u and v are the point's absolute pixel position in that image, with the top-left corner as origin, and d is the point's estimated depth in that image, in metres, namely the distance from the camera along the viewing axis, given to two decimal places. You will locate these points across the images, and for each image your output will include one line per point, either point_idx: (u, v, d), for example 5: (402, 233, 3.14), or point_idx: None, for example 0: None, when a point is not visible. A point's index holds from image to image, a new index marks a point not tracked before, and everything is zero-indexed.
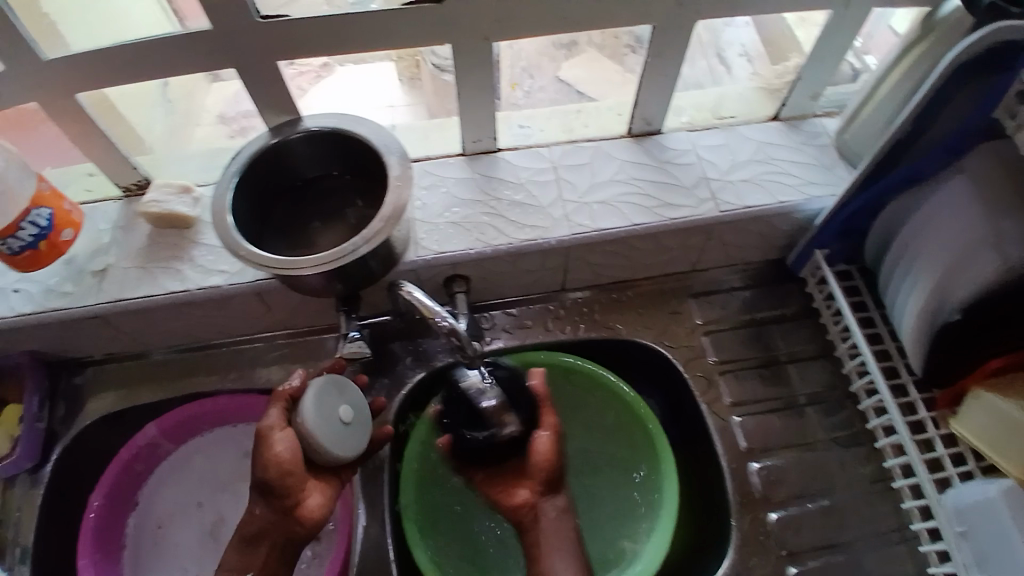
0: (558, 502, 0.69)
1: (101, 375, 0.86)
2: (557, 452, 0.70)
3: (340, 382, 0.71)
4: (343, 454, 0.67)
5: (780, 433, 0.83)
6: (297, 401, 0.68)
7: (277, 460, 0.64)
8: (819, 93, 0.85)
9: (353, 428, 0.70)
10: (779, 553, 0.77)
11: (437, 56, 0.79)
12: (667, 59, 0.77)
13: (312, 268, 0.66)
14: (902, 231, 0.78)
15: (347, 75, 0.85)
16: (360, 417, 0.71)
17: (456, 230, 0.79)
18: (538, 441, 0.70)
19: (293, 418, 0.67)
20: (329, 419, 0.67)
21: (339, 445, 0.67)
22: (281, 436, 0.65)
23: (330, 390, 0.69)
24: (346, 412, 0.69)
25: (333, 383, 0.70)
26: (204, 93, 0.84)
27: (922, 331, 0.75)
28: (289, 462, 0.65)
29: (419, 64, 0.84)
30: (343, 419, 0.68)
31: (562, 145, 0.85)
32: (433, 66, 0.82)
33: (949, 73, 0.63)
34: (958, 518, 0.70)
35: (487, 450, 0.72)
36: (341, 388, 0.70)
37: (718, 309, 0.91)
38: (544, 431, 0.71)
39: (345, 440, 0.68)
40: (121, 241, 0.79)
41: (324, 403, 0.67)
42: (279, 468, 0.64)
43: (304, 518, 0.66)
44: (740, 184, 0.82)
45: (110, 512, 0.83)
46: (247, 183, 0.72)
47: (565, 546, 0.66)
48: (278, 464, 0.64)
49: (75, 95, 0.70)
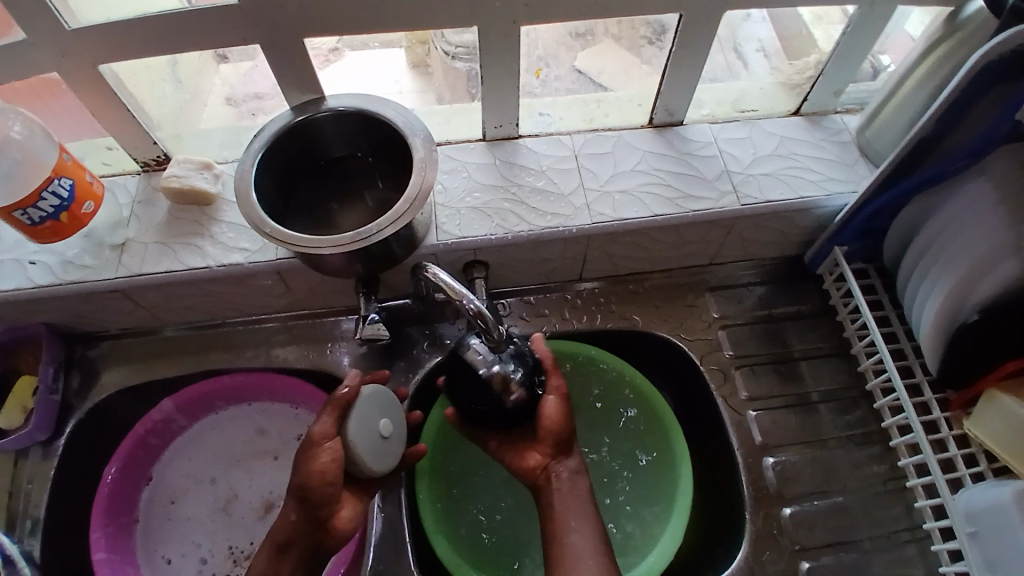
0: (572, 465, 0.72)
1: (115, 350, 0.86)
2: (564, 414, 0.73)
3: (385, 396, 0.71)
4: (378, 469, 0.68)
5: (794, 429, 0.84)
6: (349, 411, 0.68)
7: (322, 472, 0.64)
8: (842, 90, 0.85)
9: (390, 442, 0.70)
10: (792, 549, 0.78)
11: (446, 41, 0.79)
12: (693, 50, 0.77)
13: (330, 247, 0.65)
14: (924, 231, 0.78)
15: (356, 59, 0.82)
16: (397, 433, 0.71)
17: (477, 215, 0.79)
18: (547, 403, 0.73)
19: (342, 429, 0.67)
20: (370, 433, 0.68)
21: (376, 461, 0.68)
22: (328, 447, 0.65)
23: (374, 403, 0.70)
24: (386, 426, 0.69)
25: (379, 396, 0.70)
26: (211, 74, 0.83)
27: (938, 334, 0.75)
28: (333, 474, 0.65)
29: (429, 51, 0.84)
30: (383, 433, 0.69)
31: (584, 134, 0.85)
32: (443, 52, 0.81)
33: (978, 73, 0.62)
34: (969, 519, 0.71)
35: (496, 415, 0.72)
36: (383, 402, 0.71)
37: (734, 305, 0.91)
38: (550, 395, 0.73)
39: (381, 455, 0.69)
40: (140, 215, 0.79)
41: (367, 416, 0.68)
42: (322, 479, 0.65)
43: (336, 530, 0.67)
44: (762, 179, 0.82)
45: (124, 485, 0.83)
46: (271, 160, 0.72)
47: (581, 507, 0.69)
48: (322, 477, 0.64)
49: (98, 65, 0.70)
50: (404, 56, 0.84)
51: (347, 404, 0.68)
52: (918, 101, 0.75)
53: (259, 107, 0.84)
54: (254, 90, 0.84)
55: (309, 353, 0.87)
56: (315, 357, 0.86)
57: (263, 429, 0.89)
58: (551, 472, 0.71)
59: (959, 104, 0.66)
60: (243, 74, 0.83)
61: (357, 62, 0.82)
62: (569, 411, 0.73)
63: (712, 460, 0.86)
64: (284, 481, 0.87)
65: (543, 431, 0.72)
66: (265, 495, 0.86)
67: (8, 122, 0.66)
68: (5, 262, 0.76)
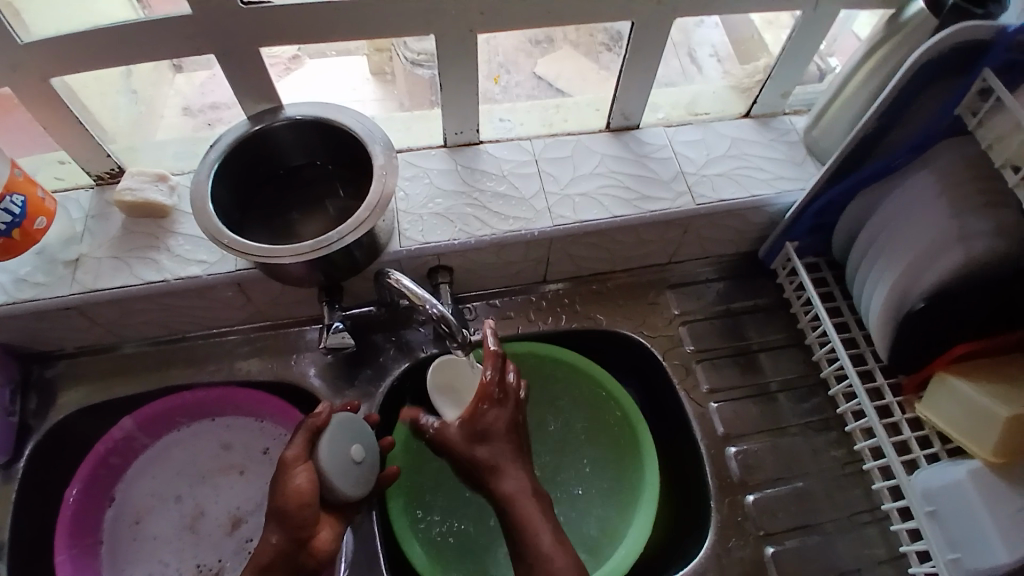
0: (526, 490, 0.65)
1: (73, 369, 0.84)
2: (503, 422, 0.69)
3: (357, 422, 0.72)
4: (355, 492, 0.68)
5: (755, 418, 0.86)
6: (319, 435, 0.69)
7: (296, 492, 0.64)
8: (789, 92, 0.88)
9: (365, 467, 0.70)
10: (757, 534, 0.80)
11: (409, 49, 0.79)
12: (648, 54, 0.78)
13: (292, 256, 0.65)
14: (870, 225, 0.81)
15: (316, 68, 0.82)
16: (371, 458, 0.71)
17: (440, 221, 0.80)
18: (488, 415, 0.68)
19: (313, 452, 0.68)
20: (343, 457, 0.68)
21: (350, 484, 0.68)
22: (301, 469, 0.66)
23: (345, 428, 0.70)
24: (358, 451, 0.69)
25: (351, 422, 0.71)
26: (167, 87, 0.82)
27: (888, 324, 0.78)
28: (308, 495, 0.65)
29: (390, 58, 0.83)
30: (354, 458, 0.69)
31: (543, 139, 0.87)
32: (406, 61, 0.82)
33: (917, 70, 0.66)
34: (927, 498, 0.74)
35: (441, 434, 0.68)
36: (356, 428, 0.71)
37: (693, 300, 0.93)
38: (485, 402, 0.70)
39: (355, 479, 0.68)
40: (95, 229, 0.77)
41: (338, 440, 0.69)
42: (298, 501, 0.64)
43: (316, 551, 0.65)
44: (716, 178, 0.84)
45: (86, 506, 0.81)
46: (228, 171, 0.72)
47: (548, 528, 0.63)
48: (297, 497, 0.64)
49: (49, 78, 0.69)
50: (364, 63, 0.84)
51: (319, 428, 0.69)
52: (861, 100, 0.78)
53: (217, 116, 0.84)
54: (212, 99, 0.83)
55: (274, 364, 0.86)
56: (280, 368, 0.85)
57: (228, 443, 0.87)
58: (513, 502, 0.64)
59: (904, 97, 0.69)
60: (199, 84, 0.82)
61: (318, 70, 0.83)
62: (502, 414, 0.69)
63: (679, 454, 0.88)
64: (251, 495, 0.86)
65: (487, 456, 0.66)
66: (232, 510, 0.85)
67: None
68: None
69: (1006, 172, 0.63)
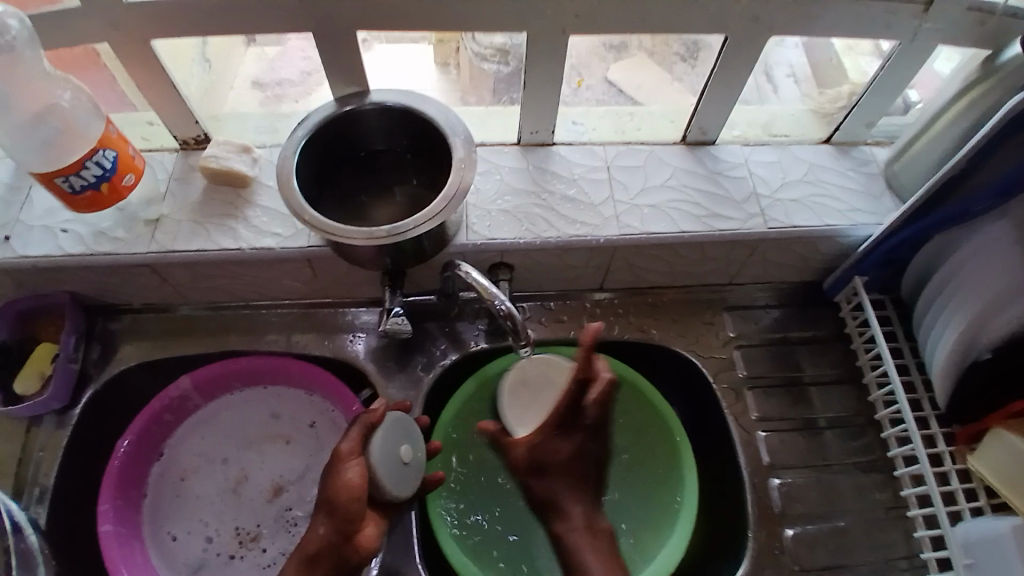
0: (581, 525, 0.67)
1: (136, 324, 0.87)
2: (558, 458, 0.69)
3: (409, 424, 0.73)
4: (401, 492, 0.69)
5: (801, 451, 0.85)
6: (372, 433, 0.70)
7: (347, 484, 0.65)
8: (873, 123, 0.86)
9: (412, 468, 0.71)
10: (793, 568, 0.79)
11: (478, 42, 0.81)
12: (733, 72, 0.78)
13: (364, 239, 0.66)
14: (943, 268, 0.80)
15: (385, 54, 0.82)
16: (418, 459, 0.72)
17: (508, 218, 0.80)
18: (555, 447, 0.69)
19: (365, 449, 0.69)
20: (393, 456, 0.69)
21: (396, 483, 0.68)
22: (353, 463, 0.67)
23: (397, 428, 0.71)
24: (407, 452, 0.70)
25: (403, 424, 0.72)
26: (240, 59, 0.85)
27: (950, 371, 0.77)
28: (358, 489, 0.65)
29: (456, 49, 0.84)
30: (403, 458, 0.70)
31: (616, 146, 0.86)
32: (473, 54, 0.83)
33: (1010, 119, 0.64)
34: (966, 550, 0.72)
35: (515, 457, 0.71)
36: (408, 429, 0.72)
37: (750, 325, 0.92)
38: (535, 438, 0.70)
39: (402, 479, 0.69)
40: (174, 192, 0.79)
41: (390, 439, 0.70)
42: (348, 494, 0.65)
43: (361, 546, 0.64)
44: (789, 204, 0.83)
45: (135, 458, 0.84)
46: (312, 149, 0.73)
47: (597, 562, 0.65)
48: (348, 489, 0.65)
49: (149, 41, 0.70)
50: (432, 52, 0.84)
51: (374, 424, 0.70)
52: (946, 140, 0.76)
53: (283, 93, 0.86)
54: (281, 75, 0.85)
55: (327, 341, 0.87)
56: (333, 346, 0.87)
57: (276, 413, 0.89)
58: (561, 538, 0.67)
59: (989, 144, 0.67)
60: (269, 60, 0.85)
61: (385, 58, 0.83)
62: (551, 454, 0.69)
63: (719, 476, 0.88)
64: (292, 467, 0.87)
65: (547, 486, 0.69)
66: (274, 479, 0.86)
67: (58, 89, 0.67)
68: (35, 230, 0.77)
69: None
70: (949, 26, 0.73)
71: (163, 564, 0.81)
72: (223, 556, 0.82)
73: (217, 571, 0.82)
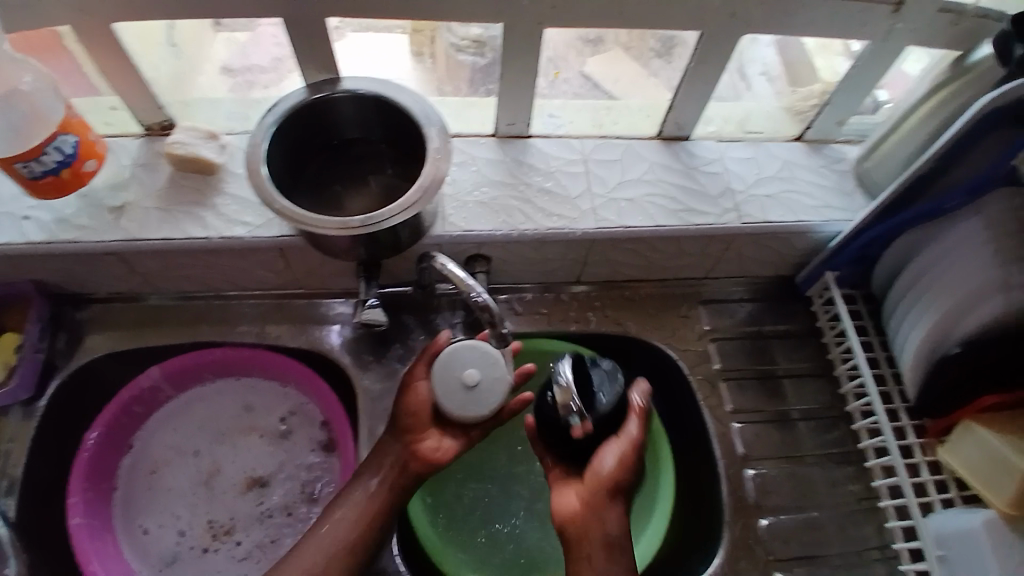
0: (616, 527, 0.65)
1: (105, 314, 0.85)
2: (630, 472, 0.68)
3: (484, 347, 0.71)
4: (463, 417, 0.70)
5: (773, 443, 0.86)
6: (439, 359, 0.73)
7: (406, 405, 0.73)
8: (845, 120, 0.87)
9: (483, 391, 0.70)
10: (766, 559, 0.80)
11: (454, 33, 0.80)
12: (709, 68, 0.78)
13: (337, 230, 0.65)
14: (913, 265, 0.81)
15: (362, 40, 0.82)
16: (493, 381, 0.70)
17: (484, 210, 0.80)
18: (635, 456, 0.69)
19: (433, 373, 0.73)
20: (452, 379, 0.70)
21: (460, 404, 0.69)
22: (417, 386, 0.73)
23: (467, 352, 0.71)
24: (472, 376, 0.69)
25: (476, 347, 0.71)
26: (209, 44, 0.82)
27: (920, 368, 0.78)
28: (417, 407, 0.72)
29: (431, 39, 0.83)
30: (468, 381, 0.70)
31: (594, 139, 0.86)
32: (448, 44, 0.82)
33: (979, 118, 0.65)
34: (938, 542, 0.73)
35: (569, 447, 0.71)
36: (479, 352, 0.71)
37: (725, 318, 0.93)
38: (619, 449, 0.69)
39: (467, 401, 0.70)
40: (143, 178, 0.78)
41: (455, 362, 0.71)
42: (409, 413, 0.72)
43: (422, 459, 0.72)
44: (764, 200, 0.84)
45: (105, 452, 0.82)
46: (283, 136, 0.72)
47: None
48: (408, 410, 0.72)
49: (114, 23, 0.69)
50: (408, 41, 0.83)
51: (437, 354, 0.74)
52: (917, 139, 0.78)
53: (254, 79, 0.84)
54: (252, 61, 0.83)
55: (302, 334, 0.86)
56: (307, 338, 0.86)
57: (249, 406, 0.88)
58: (592, 531, 0.65)
59: (959, 142, 0.68)
60: (240, 46, 0.83)
61: (360, 44, 0.82)
62: (632, 470, 0.68)
63: (695, 466, 0.88)
64: (265, 460, 0.85)
65: (595, 480, 0.68)
66: (248, 471, 0.85)
67: (20, 73, 0.65)
68: None
69: None
70: (922, 26, 0.74)
71: (136, 557, 0.80)
72: (197, 549, 0.81)
73: (190, 565, 0.80)
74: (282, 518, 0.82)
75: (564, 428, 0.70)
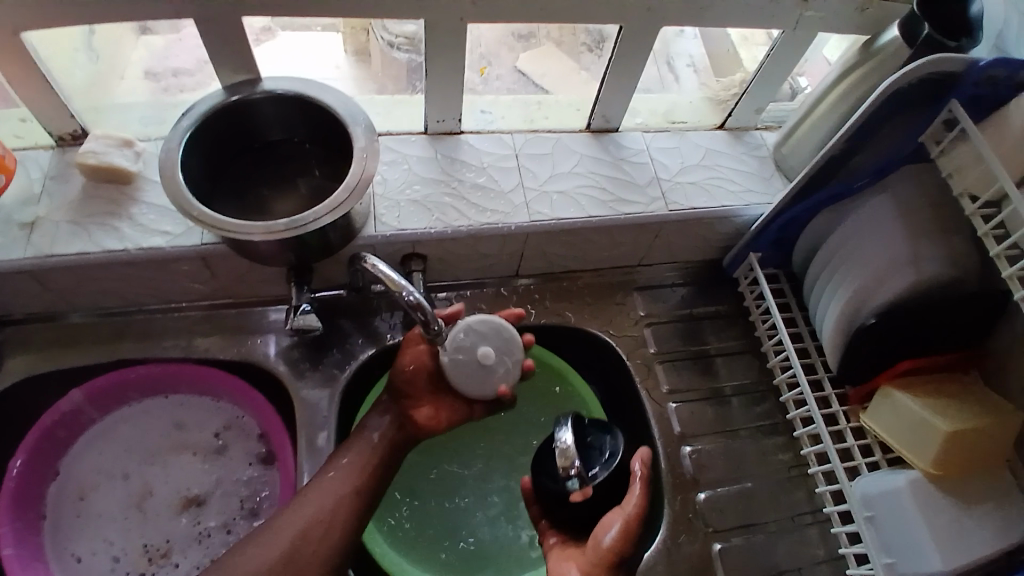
0: None
1: (20, 335, 0.81)
2: (627, 543, 0.69)
3: (496, 325, 0.74)
4: (467, 389, 0.72)
5: (709, 420, 0.89)
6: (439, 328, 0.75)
7: (401, 369, 0.75)
8: (762, 108, 0.91)
9: (492, 372, 0.72)
10: (706, 531, 0.82)
11: (388, 31, 0.78)
12: (632, 60, 0.80)
13: (263, 234, 0.64)
14: (829, 242, 0.85)
15: (293, 41, 0.81)
16: (502, 361, 0.73)
17: (417, 209, 0.80)
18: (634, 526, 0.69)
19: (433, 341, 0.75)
20: (461, 356, 0.71)
21: (467, 383, 0.72)
22: (413, 351, 0.75)
23: (477, 328, 0.73)
24: (485, 354, 0.71)
25: (487, 324, 0.73)
26: (129, 48, 0.80)
27: (840, 338, 0.82)
28: (412, 373, 0.75)
29: (367, 39, 0.83)
30: (480, 359, 0.71)
31: (524, 134, 0.87)
32: (383, 42, 0.82)
33: (884, 100, 0.69)
34: (866, 504, 0.76)
35: (570, 514, 0.73)
36: (491, 329, 0.73)
37: (659, 303, 0.95)
38: (620, 519, 0.70)
39: (474, 379, 0.72)
40: (53, 192, 0.74)
41: (467, 339, 0.72)
42: (404, 377, 0.75)
43: (418, 425, 0.75)
44: (689, 187, 0.86)
45: (29, 480, 0.78)
46: (200, 140, 0.70)
47: None
48: (403, 373, 0.75)
49: (23, 32, 0.66)
50: (344, 41, 0.84)
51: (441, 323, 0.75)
52: (829, 122, 0.82)
53: (175, 83, 0.81)
54: (174, 64, 0.80)
55: (235, 344, 0.84)
56: (240, 348, 0.83)
57: (182, 422, 0.85)
58: None
59: (866, 122, 0.72)
60: (161, 49, 0.80)
61: (291, 44, 0.81)
62: (630, 543, 0.69)
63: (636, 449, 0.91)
64: (201, 476, 0.83)
65: (596, 552, 0.68)
66: (182, 492, 0.82)
67: None
68: None
69: (964, 201, 0.69)
70: (829, 15, 0.78)
71: None
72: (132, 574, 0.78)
73: None
74: (220, 535, 0.80)
75: (561, 489, 0.72)
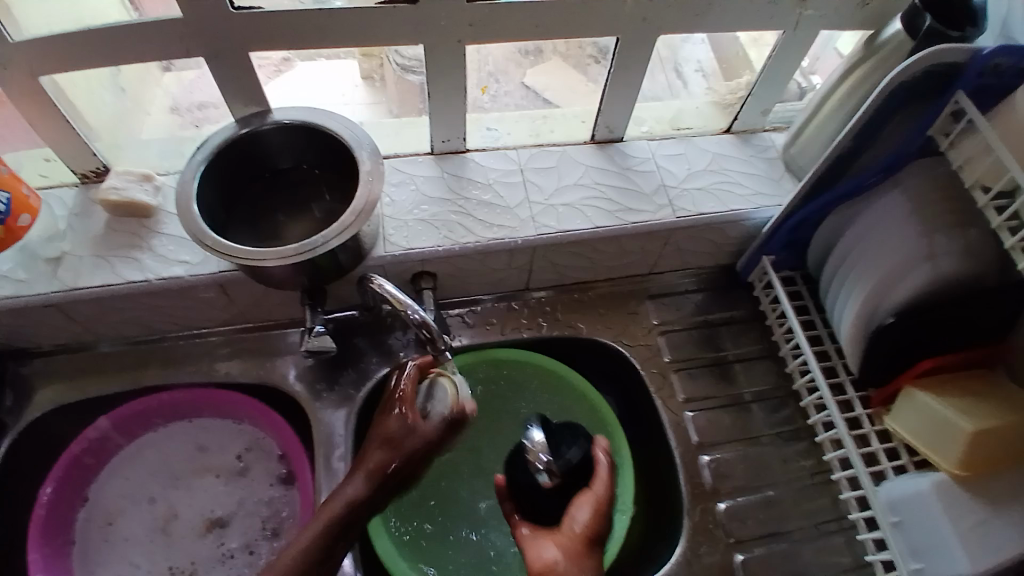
0: None
1: (50, 366, 0.84)
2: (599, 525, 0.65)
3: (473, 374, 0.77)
4: None
5: (728, 428, 0.88)
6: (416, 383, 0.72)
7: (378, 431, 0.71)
8: (768, 110, 0.90)
9: None
10: (727, 541, 0.81)
11: (400, 55, 0.79)
12: (632, 70, 0.80)
13: (275, 260, 0.66)
14: (842, 242, 0.84)
15: (307, 70, 0.83)
16: None
17: (425, 227, 0.81)
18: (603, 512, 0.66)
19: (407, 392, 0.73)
20: None
21: None
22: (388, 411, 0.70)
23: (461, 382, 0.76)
24: None
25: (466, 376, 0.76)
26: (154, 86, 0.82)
27: (859, 340, 0.81)
28: None
29: (381, 65, 0.84)
30: None
31: (529, 149, 0.88)
32: (398, 66, 0.82)
33: (888, 94, 0.68)
34: (892, 509, 0.74)
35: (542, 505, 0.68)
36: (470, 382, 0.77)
37: (673, 311, 0.95)
38: (592, 499, 0.66)
39: None
40: (76, 227, 0.78)
41: None
42: None
43: None
44: (696, 193, 0.86)
45: (59, 507, 0.81)
46: (215, 172, 0.72)
47: None
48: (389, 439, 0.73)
49: (41, 78, 0.69)
50: (357, 67, 0.84)
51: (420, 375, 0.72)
52: (836, 121, 0.81)
53: (196, 117, 0.84)
54: (198, 98, 0.82)
55: (255, 367, 0.86)
56: (260, 370, 0.86)
57: (205, 445, 0.87)
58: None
59: (873, 118, 0.71)
60: (185, 83, 0.81)
61: (307, 72, 0.83)
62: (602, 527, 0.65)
63: (654, 459, 0.90)
64: (224, 498, 0.85)
65: (571, 536, 0.64)
66: (206, 514, 0.84)
67: None
68: None
69: (975, 193, 0.67)
70: (830, 13, 0.78)
71: None
72: None
73: None
74: (243, 556, 0.82)
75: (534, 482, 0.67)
